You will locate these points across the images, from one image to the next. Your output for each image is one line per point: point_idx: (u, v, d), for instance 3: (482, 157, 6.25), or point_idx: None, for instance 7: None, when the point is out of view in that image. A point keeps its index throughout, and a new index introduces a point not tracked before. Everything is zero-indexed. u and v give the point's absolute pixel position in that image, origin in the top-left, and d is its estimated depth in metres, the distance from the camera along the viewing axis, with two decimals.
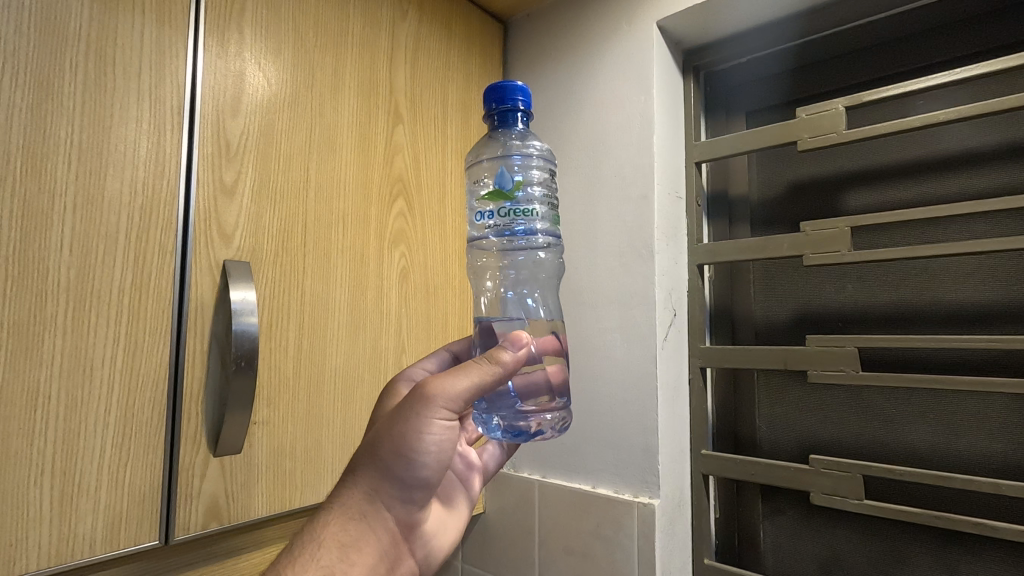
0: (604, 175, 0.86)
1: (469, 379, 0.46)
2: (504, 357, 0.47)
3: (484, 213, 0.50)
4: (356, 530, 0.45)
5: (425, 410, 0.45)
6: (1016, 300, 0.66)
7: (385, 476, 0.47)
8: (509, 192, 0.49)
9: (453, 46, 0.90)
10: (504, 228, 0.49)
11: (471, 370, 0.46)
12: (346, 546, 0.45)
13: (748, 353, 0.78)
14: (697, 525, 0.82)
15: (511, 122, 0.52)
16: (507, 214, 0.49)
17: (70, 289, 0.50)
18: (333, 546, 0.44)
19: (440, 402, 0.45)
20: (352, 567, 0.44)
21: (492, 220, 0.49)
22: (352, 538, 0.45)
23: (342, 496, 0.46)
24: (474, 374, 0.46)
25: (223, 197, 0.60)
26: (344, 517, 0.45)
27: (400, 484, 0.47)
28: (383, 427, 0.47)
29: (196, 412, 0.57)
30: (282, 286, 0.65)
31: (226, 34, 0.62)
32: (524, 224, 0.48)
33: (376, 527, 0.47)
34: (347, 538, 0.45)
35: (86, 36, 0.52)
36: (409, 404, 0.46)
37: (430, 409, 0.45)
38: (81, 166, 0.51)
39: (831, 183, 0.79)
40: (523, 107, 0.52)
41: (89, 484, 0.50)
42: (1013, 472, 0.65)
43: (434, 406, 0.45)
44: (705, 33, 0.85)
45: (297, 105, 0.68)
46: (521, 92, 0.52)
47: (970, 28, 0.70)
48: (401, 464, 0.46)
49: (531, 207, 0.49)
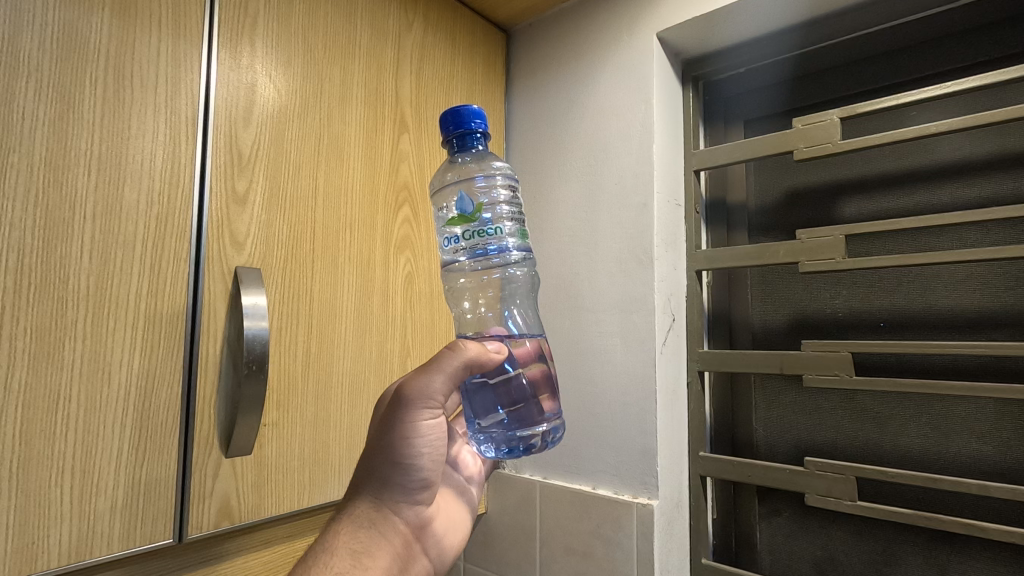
0: (605, 183, 0.87)
1: (438, 375, 0.49)
2: (466, 344, 0.51)
3: (452, 238, 0.51)
4: (366, 535, 0.49)
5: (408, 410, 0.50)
6: (1005, 306, 0.68)
7: (386, 481, 0.50)
8: (471, 215, 0.50)
9: (457, 55, 0.92)
10: (472, 249, 0.50)
11: (439, 363, 0.50)
12: (358, 553, 0.47)
13: (745, 358, 0.80)
14: (695, 526, 0.84)
15: (469, 144, 0.53)
16: (472, 235, 0.50)
17: (90, 296, 0.51)
18: (345, 554, 0.47)
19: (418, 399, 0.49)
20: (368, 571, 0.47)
21: (459, 243, 0.51)
22: (364, 544, 0.48)
23: (350, 508, 0.50)
24: (444, 367, 0.50)
25: (235, 205, 0.62)
26: (353, 528, 0.48)
27: (404, 486, 0.51)
28: (373, 438, 0.51)
29: (209, 414, 0.59)
30: (292, 292, 0.67)
31: (238, 47, 0.63)
32: (494, 242, 0.50)
33: (388, 535, 0.50)
34: (357, 546, 0.48)
35: (105, 52, 0.54)
36: (390, 410, 0.50)
37: (411, 409, 0.49)
38: (100, 176, 0.53)
39: (827, 191, 0.81)
40: (480, 131, 0.53)
41: (107, 485, 0.52)
42: (1003, 474, 0.67)
43: (413, 405, 0.49)
44: (704, 44, 0.87)
45: (305, 115, 0.70)
46: (477, 115, 0.53)
47: (962, 41, 0.72)
48: (400, 465, 0.50)
49: (499, 225, 0.50)
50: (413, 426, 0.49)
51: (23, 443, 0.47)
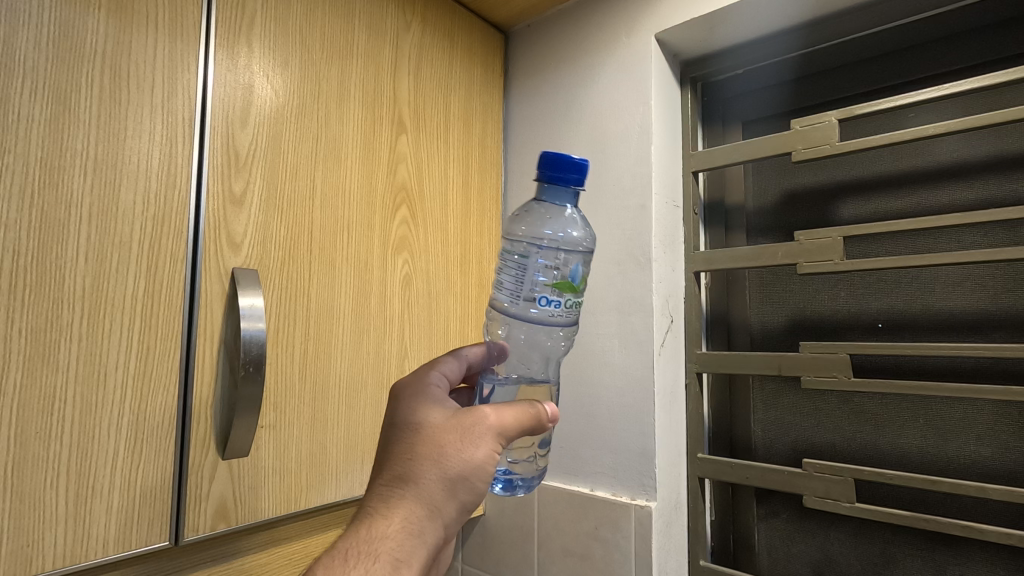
0: (603, 184, 0.87)
1: (528, 424, 0.46)
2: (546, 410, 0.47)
3: (551, 300, 0.49)
4: (410, 548, 0.40)
5: (486, 440, 0.43)
6: (1003, 308, 0.68)
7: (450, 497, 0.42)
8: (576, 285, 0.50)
9: (456, 56, 0.91)
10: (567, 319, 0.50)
11: (523, 411, 0.46)
12: (397, 567, 0.39)
13: (744, 359, 0.80)
14: (693, 527, 0.84)
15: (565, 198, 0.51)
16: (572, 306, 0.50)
17: (86, 297, 0.51)
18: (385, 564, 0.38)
19: (493, 436, 0.44)
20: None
21: (557, 309, 0.49)
22: (406, 556, 0.39)
23: (404, 505, 0.40)
24: (527, 416, 0.46)
25: (233, 206, 0.62)
26: (403, 533, 0.40)
27: (460, 507, 0.43)
28: (455, 442, 0.43)
29: (206, 416, 0.58)
30: (290, 293, 0.67)
31: (236, 48, 0.63)
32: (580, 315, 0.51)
33: (430, 553, 0.41)
34: (400, 557, 0.39)
35: (101, 52, 0.53)
36: (480, 427, 0.43)
37: (490, 441, 0.43)
38: (96, 177, 0.52)
39: (825, 193, 0.81)
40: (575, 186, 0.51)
41: (103, 487, 0.51)
42: (1001, 476, 0.67)
43: (490, 438, 0.44)
44: (703, 45, 0.86)
45: (303, 116, 0.69)
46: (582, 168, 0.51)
47: (960, 43, 0.72)
48: (466, 486, 0.42)
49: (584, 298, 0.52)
50: (488, 458, 0.43)
51: (18, 445, 0.47)
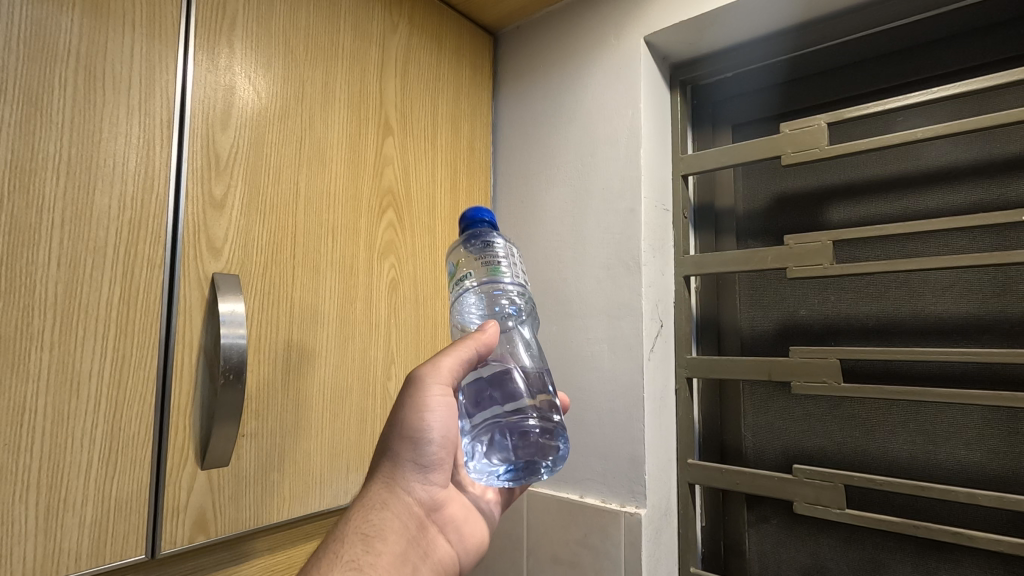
0: (592, 187, 0.87)
1: (454, 359, 0.51)
2: (481, 333, 0.53)
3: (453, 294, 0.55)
4: (376, 519, 0.49)
5: (421, 390, 0.51)
6: (991, 312, 0.68)
7: (397, 467, 0.52)
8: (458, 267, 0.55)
9: (443, 58, 0.91)
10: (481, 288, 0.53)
11: (454, 347, 0.51)
12: (369, 538, 0.48)
13: (734, 364, 0.79)
14: (684, 534, 0.83)
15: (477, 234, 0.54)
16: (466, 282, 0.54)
17: (58, 304, 0.50)
18: (356, 541, 0.48)
19: (431, 382, 0.51)
20: (379, 556, 0.47)
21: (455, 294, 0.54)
22: (374, 528, 0.49)
23: (360, 496, 0.51)
24: (457, 350, 0.51)
25: (213, 210, 0.60)
26: (368, 511, 0.50)
27: (417, 470, 0.52)
28: (386, 432, 0.53)
29: (184, 425, 0.57)
30: (272, 298, 0.65)
31: (216, 48, 0.62)
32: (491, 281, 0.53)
33: (399, 516, 0.50)
34: (370, 530, 0.49)
35: (75, 52, 0.52)
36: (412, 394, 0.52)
37: (425, 388, 0.51)
38: (69, 180, 0.51)
39: (815, 197, 0.81)
40: (490, 221, 0.54)
41: (75, 500, 0.50)
42: (992, 481, 0.67)
43: (427, 385, 0.51)
44: (692, 48, 0.86)
45: (285, 117, 0.68)
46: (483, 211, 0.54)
47: (948, 47, 0.72)
48: (411, 446, 0.51)
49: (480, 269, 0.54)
50: (421, 413, 0.51)
51: None
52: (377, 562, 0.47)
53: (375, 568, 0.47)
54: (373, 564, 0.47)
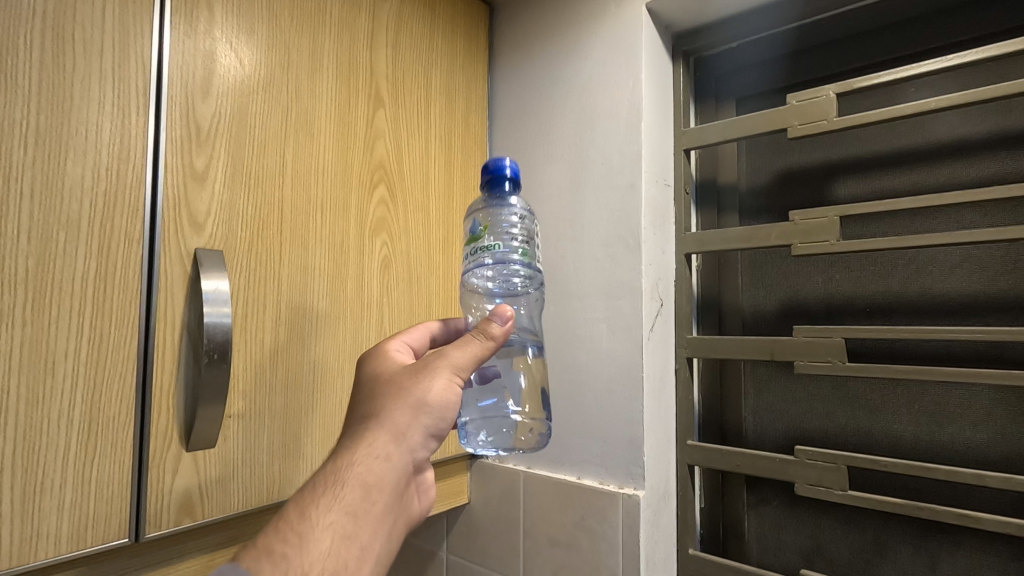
0: (591, 162, 0.84)
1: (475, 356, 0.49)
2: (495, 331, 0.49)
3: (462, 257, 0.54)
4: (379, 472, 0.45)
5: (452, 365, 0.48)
6: (1001, 290, 0.66)
7: (410, 422, 0.47)
8: (477, 233, 0.53)
9: (437, 27, 0.87)
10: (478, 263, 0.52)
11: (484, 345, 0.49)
12: (369, 487, 0.44)
13: (735, 344, 0.77)
14: (683, 516, 0.81)
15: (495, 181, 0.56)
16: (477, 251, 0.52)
17: (28, 280, 0.47)
18: (355, 486, 0.44)
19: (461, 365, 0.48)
20: (373, 506, 0.44)
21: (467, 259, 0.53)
22: (376, 480, 0.45)
23: (367, 437, 0.46)
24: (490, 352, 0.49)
25: (194, 183, 0.58)
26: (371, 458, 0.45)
27: (425, 433, 0.48)
28: (409, 376, 0.48)
29: (167, 405, 0.55)
30: (258, 276, 0.63)
31: (194, 11, 0.59)
32: (498, 254, 0.51)
33: (398, 473, 0.46)
34: (370, 479, 0.44)
35: (41, 12, 0.49)
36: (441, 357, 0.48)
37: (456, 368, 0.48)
38: (38, 149, 0.48)
39: (822, 172, 0.78)
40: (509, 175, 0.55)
41: (53, 484, 0.48)
42: (997, 463, 0.65)
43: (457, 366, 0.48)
44: (696, 16, 0.83)
45: (270, 86, 0.65)
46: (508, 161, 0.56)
47: (964, 13, 0.69)
48: (429, 411, 0.47)
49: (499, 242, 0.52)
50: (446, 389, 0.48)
51: None
52: (370, 514, 0.44)
53: (365, 521, 0.44)
54: (366, 513, 0.44)
